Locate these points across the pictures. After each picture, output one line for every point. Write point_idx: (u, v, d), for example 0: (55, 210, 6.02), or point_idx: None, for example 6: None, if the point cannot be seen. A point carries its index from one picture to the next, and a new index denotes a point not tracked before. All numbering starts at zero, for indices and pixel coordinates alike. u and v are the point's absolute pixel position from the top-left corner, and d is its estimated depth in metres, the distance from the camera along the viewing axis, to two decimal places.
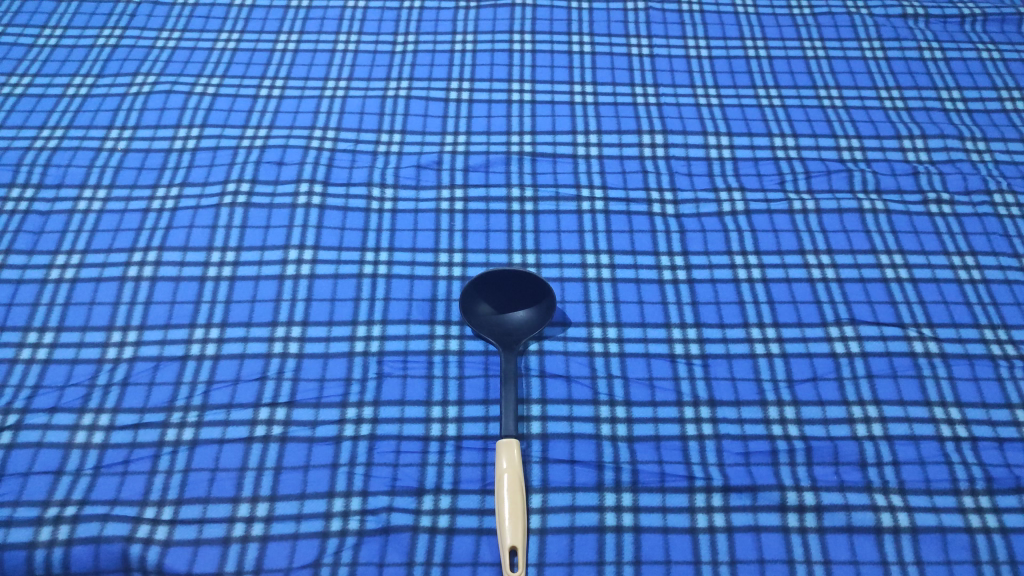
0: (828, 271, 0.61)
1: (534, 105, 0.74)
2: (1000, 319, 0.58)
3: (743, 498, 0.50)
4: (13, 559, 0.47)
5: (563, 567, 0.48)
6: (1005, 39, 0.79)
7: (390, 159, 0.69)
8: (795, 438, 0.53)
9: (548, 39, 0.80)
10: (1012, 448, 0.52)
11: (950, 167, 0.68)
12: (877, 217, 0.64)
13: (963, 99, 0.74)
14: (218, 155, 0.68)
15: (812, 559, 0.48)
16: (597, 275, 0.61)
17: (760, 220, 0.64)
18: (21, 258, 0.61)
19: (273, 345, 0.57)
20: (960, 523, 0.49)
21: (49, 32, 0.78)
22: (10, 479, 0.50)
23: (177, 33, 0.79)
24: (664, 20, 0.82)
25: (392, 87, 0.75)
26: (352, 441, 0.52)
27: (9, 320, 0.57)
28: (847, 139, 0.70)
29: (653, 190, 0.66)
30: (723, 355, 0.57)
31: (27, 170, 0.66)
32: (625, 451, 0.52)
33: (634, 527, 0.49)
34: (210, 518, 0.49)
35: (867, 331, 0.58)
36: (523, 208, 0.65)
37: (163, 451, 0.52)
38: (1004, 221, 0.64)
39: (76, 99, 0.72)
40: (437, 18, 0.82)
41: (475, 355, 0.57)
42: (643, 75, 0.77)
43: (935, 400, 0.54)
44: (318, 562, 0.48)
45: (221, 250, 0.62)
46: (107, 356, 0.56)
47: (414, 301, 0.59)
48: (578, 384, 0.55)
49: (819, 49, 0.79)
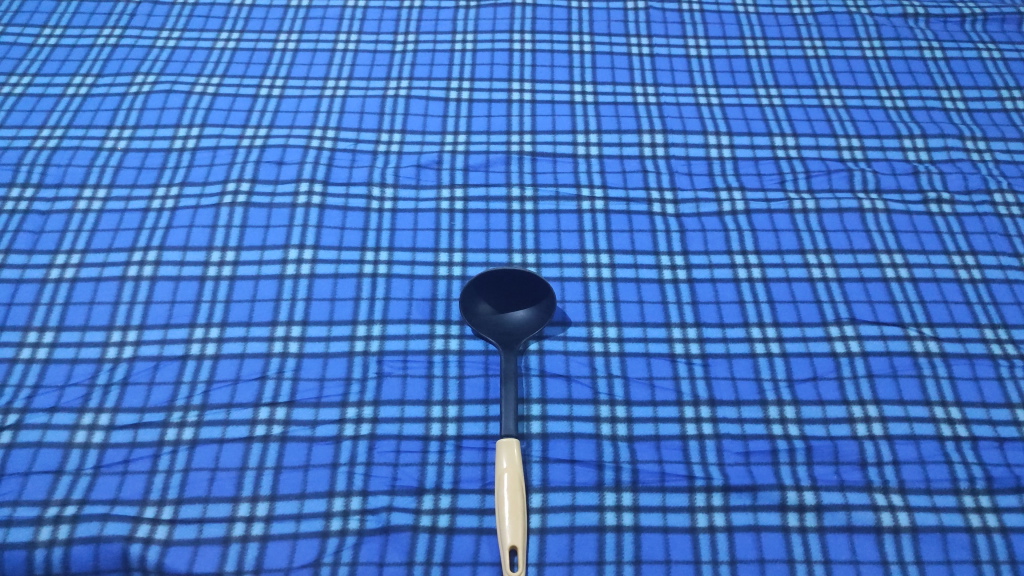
0: (829, 271, 0.61)
1: (534, 105, 0.74)
2: (1000, 319, 0.58)
3: (743, 498, 0.50)
4: (13, 559, 0.47)
5: (562, 566, 0.48)
6: (1005, 38, 0.79)
7: (390, 158, 0.69)
8: (795, 438, 0.53)
9: (548, 39, 0.80)
10: (1013, 448, 0.52)
11: (950, 167, 0.68)
12: (878, 216, 0.64)
13: (962, 99, 0.74)
14: (218, 155, 0.68)
15: (812, 559, 0.48)
16: (597, 275, 0.61)
17: (761, 219, 0.64)
18: (20, 257, 0.61)
19: (273, 345, 0.57)
20: (959, 522, 0.49)
21: (48, 32, 0.78)
22: (10, 479, 0.50)
23: (177, 32, 0.79)
24: (665, 19, 0.82)
25: (392, 87, 0.75)
26: (352, 441, 0.52)
27: (9, 320, 0.57)
28: (847, 139, 0.70)
29: (653, 190, 0.66)
30: (724, 355, 0.56)
31: (26, 170, 0.66)
32: (625, 451, 0.52)
33: (634, 526, 0.49)
34: (211, 518, 0.49)
35: (868, 331, 0.58)
36: (523, 207, 0.65)
37: (163, 450, 0.52)
38: (1005, 220, 0.64)
39: (76, 99, 0.72)
40: (437, 18, 0.82)
41: (475, 354, 0.57)
42: (643, 75, 0.76)
43: (935, 399, 0.54)
44: (318, 562, 0.48)
45: (221, 250, 0.62)
46: (106, 356, 0.56)
47: (414, 300, 0.59)
48: (578, 384, 0.55)
49: (819, 49, 0.78)
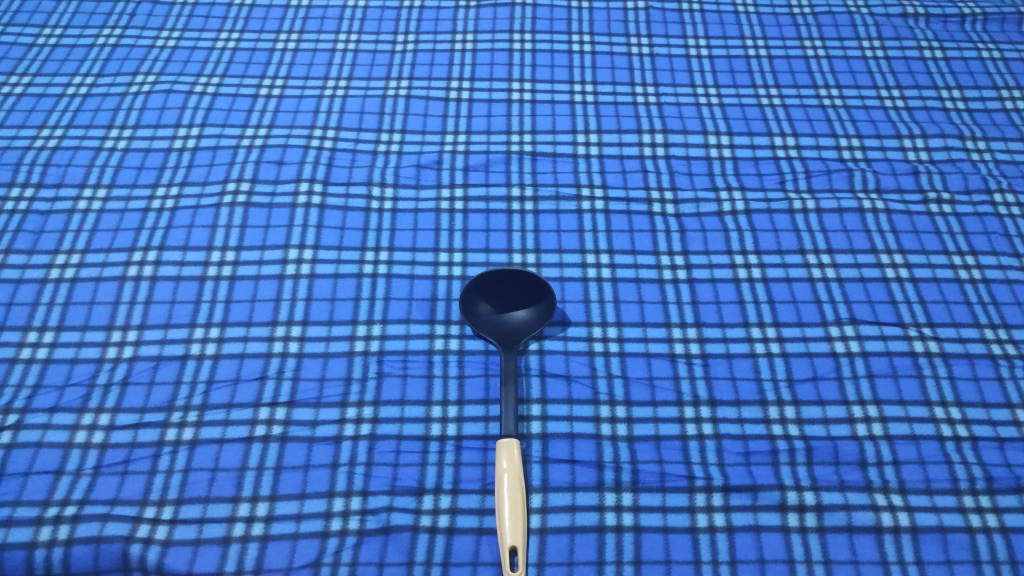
0: (829, 271, 0.61)
1: (534, 105, 0.74)
2: (1000, 319, 0.58)
3: (743, 498, 0.50)
4: (13, 559, 0.47)
5: (562, 566, 0.48)
6: (1005, 38, 0.79)
7: (390, 158, 0.69)
8: (795, 438, 0.53)
9: (548, 39, 0.80)
10: (1013, 448, 0.52)
11: (950, 167, 0.68)
12: (878, 216, 0.64)
13: (962, 99, 0.74)
14: (218, 155, 0.68)
15: (812, 559, 0.48)
16: (597, 275, 0.61)
17: (761, 219, 0.64)
18: (20, 257, 0.61)
19: (273, 345, 0.57)
20: (959, 522, 0.49)
21: (48, 32, 0.78)
22: (10, 479, 0.50)
23: (177, 32, 0.79)
24: (665, 19, 0.82)
25: (392, 87, 0.75)
26: (352, 441, 0.52)
27: (9, 320, 0.57)
28: (847, 139, 0.70)
29: (653, 190, 0.66)
30: (724, 355, 0.56)
31: (26, 170, 0.66)
32: (625, 451, 0.52)
33: (634, 526, 0.49)
34: (211, 518, 0.49)
35: (868, 331, 0.58)
36: (523, 207, 0.65)
37: (163, 450, 0.51)
38: (1005, 220, 0.64)
39: (76, 99, 0.72)
40: (437, 18, 0.82)
41: (475, 354, 0.57)
42: (643, 75, 0.76)
43: (935, 400, 0.54)
44: (318, 562, 0.48)
45: (221, 250, 0.62)
46: (106, 356, 0.56)
47: (414, 300, 0.59)
48: (578, 384, 0.55)
49: (819, 49, 0.78)
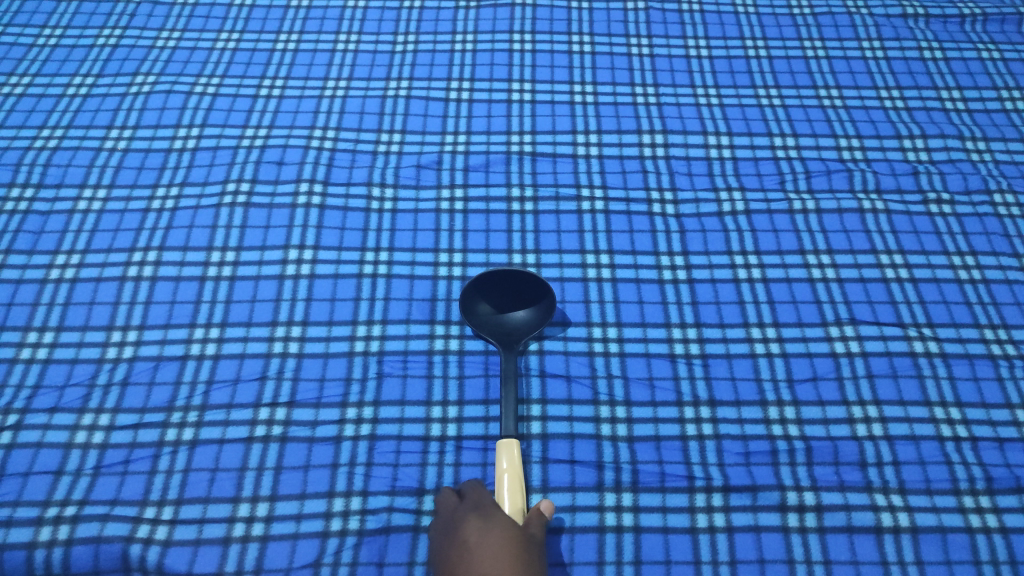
0: (829, 271, 0.61)
1: (534, 105, 0.74)
2: (1000, 319, 0.58)
3: (743, 498, 0.50)
4: (13, 559, 0.47)
5: (562, 567, 0.48)
6: (1004, 39, 0.79)
7: (390, 159, 0.69)
8: (795, 438, 0.53)
9: (548, 39, 0.80)
10: (1013, 448, 0.52)
11: (950, 167, 0.68)
12: (878, 216, 0.64)
13: (962, 99, 0.74)
14: (218, 155, 0.68)
15: (812, 559, 0.48)
16: (597, 275, 0.61)
17: (761, 219, 0.64)
18: (20, 258, 0.61)
19: (272, 345, 0.57)
20: (960, 522, 0.49)
21: (48, 32, 0.78)
22: (10, 479, 0.50)
23: (177, 32, 0.79)
24: (665, 19, 0.82)
25: (392, 87, 0.75)
26: (352, 441, 0.52)
27: (9, 320, 0.57)
28: (846, 139, 0.70)
29: (653, 190, 0.66)
30: (724, 355, 0.56)
31: (26, 170, 0.66)
32: (625, 451, 0.52)
33: (634, 526, 0.49)
34: (211, 518, 0.49)
35: (867, 331, 0.58)
36: (523, 207, 0.65)
37: (163, 450, 0.52)
38: (1005, 220, 0.64)
39: (76, 99, 0.72)
40: (437, 18, 0.82)
41: (475, 355, 0.57)
42: (643, 75, 0.76)
43: (935, 399, 0.54)
44: (318, 562, 0.48)
45: (221, 250, 0.62)
46: (106, 356, 0.56)
47: (413, 301, 0.59)
48: (578, 385, 0.55)
49: (819, 49, 0.79)
